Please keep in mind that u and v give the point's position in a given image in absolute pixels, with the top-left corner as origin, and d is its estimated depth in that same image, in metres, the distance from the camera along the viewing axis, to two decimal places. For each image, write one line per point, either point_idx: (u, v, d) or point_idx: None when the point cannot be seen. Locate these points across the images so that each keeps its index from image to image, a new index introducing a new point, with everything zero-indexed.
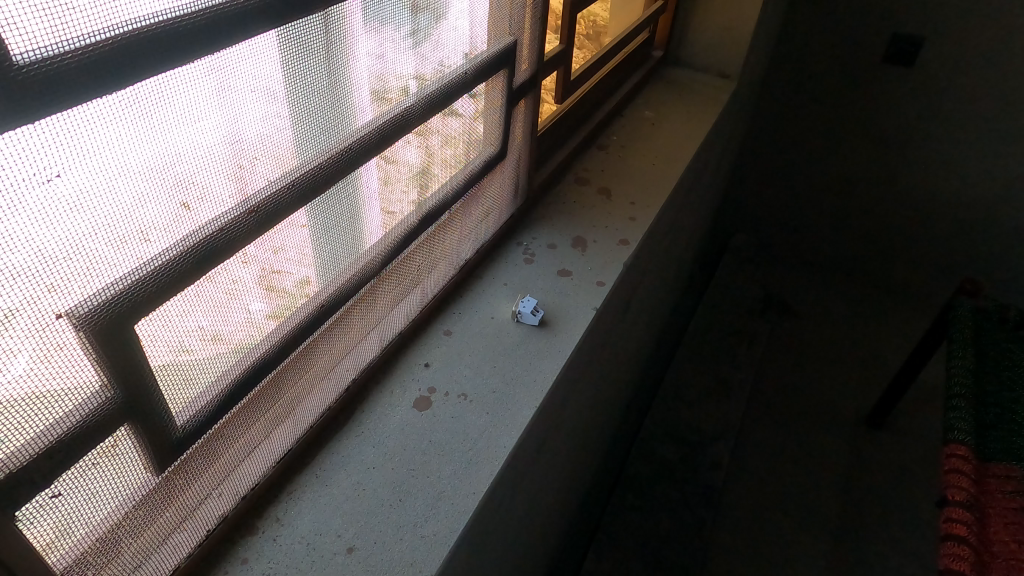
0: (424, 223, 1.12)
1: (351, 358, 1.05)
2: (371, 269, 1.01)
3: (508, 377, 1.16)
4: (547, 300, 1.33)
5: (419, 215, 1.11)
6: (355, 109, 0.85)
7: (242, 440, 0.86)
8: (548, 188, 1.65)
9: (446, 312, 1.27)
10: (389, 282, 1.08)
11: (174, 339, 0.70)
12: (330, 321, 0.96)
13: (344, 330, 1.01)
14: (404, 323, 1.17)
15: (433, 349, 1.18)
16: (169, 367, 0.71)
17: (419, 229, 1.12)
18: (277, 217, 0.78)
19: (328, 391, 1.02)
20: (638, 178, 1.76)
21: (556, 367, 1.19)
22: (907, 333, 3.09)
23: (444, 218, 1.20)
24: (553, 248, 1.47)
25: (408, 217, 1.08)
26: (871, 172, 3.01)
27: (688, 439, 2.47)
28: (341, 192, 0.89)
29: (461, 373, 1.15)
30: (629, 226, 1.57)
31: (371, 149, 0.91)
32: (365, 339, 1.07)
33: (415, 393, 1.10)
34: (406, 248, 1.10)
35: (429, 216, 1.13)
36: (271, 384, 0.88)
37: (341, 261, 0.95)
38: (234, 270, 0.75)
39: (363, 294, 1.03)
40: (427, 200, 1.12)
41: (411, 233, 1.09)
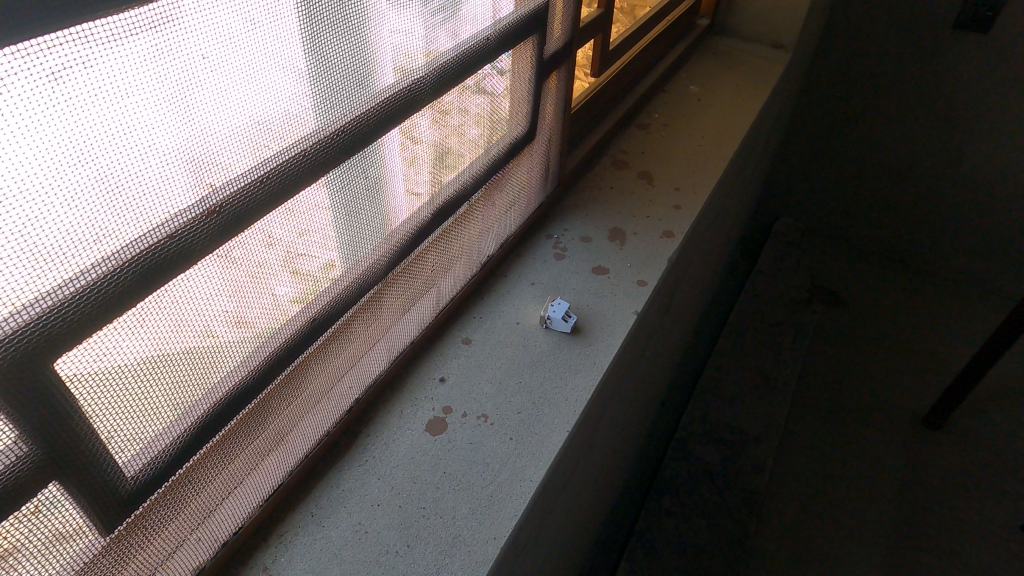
0: (438, 217, 0.97)
1: (353, 376, 0.91)
2: (374, 274, 0.87)
3: (536, 395, 1.00)
4: (580, 303, 1.17)
5: (433, 209, 0.95)
6: (354, 83, 0.69)
7: (217, 480, 0.73)
8: (583, 172, 1.48)
9: (464, 317, 1.11)
10: (395, 288, 0.93)
11: (202, 320, 0.64)
12: (324, 335, 0.82)
13: (345, 344, 0.87)
14: (416, 332, 1.02)
15: (450, 361, 1.04)
16: (199, 350, 0.64)
17: (432, 225, 0.96)
18: (246, 220, 0.63)
19: (328, 413, 0.88)
20: (684, 161, 1.57)
21: (592, 384, 1.03)
22: (967, 326, 2.86)
23: (457, 213, 1.03)
24: (588, 242, 1.30)
25: (419, 214, 0.93)
26: (934, 151, 2.74)
27: (729, 441, 2.29)
28: (361, 163, 0.76)
29: (481, 390, 1.00)
30: (674, 216, 1.40)
31: (374, 131, 0.75)
32: (371, 352, 0.93)
33: (427, 415, 0.96)
34: (417, 245, 0.94)
35: (444, 210, 0.98)
36: (251, 414, 0.75)
37: (366, 245, 0.83)
38: (188, 289, 0.61)
39: (368, 300, 0.89)
40: (443, 191, 0.96)
41: (420, 232, 0.94)
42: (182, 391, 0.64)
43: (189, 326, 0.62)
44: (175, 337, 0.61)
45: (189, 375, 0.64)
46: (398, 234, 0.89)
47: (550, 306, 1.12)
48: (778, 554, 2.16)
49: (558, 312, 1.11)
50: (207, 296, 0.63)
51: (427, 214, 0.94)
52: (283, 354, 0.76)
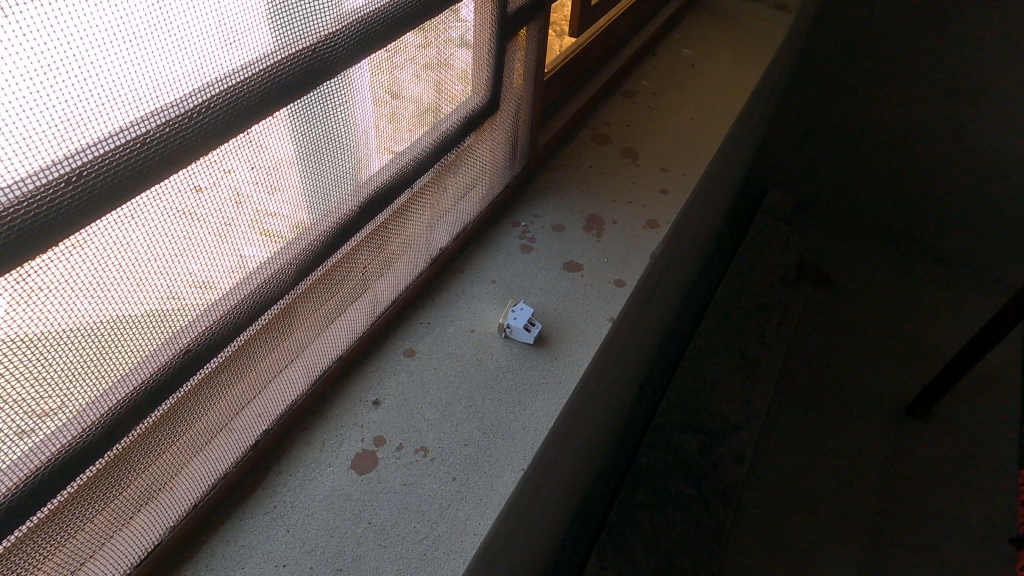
0: (364, 212, 0.78)
1: (259, 405, 0.74)
2: (278, 286, 0.69)
3: (488, 424, 0.84)
4: (544, 309, 1.00)
5: (360, 203, 0.77)
6: (206, 43, 0.50)
7: (73, 542, 0.58)
8: (557, 148, 1.29)
9: (406, 325, 0.94)
10: (308, 302, 0.76)
11: (167, 279, 0.56)
12: (208, 363, 0.65)
13: (247, 366, 0.70)
14: (344, 347, 0.85)
15: (387, 378, 0.87)
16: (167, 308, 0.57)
17: (359, 220, 0.78)
18: (50, 234, 0.45)
19: (226, 451, 0.72)
20: (673, 136, 1.39)
21: (555, 409, 0.87)
22: (957, 312, 2.74)
23: (390, 207, 0.84)
24: (560, 232, 1.13)
25: (341, 215, 0.75)
26: (937, 124, 2.56)
27: (708, 426, 2.14)
28: (330, 103, 0.65)
29: (422, 414, 0.84)
30: (660, 202, 1.22)
31: (258, 110, 0.56)
32: (285, 372, 0.77)
33: (355, 449, 0.79)
34: (337, 247, 0.76)
35: (374, 201, 0.79)
36: (113, 464, 0.59)
37: (336, 193, 0.72)
38: (68, 303, 0.48)
39: (277, 312, 0.72)
40: (373, 179, 0.78)
41: (341, 232, 0.76)
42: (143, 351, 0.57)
43: (151, 282, 0.55)
44: (138, 294, 0.54)
45: (151, 337, 0.57)
46: (311, 238, 0.71)
47: (510, 312, 0.95)
48: (755, 548, 2.03)
49: (518, 323, 0.94)
50: (175, 253, 0.56)
51: (354, 207, 0.76)
52: (135, 402, 0.58)
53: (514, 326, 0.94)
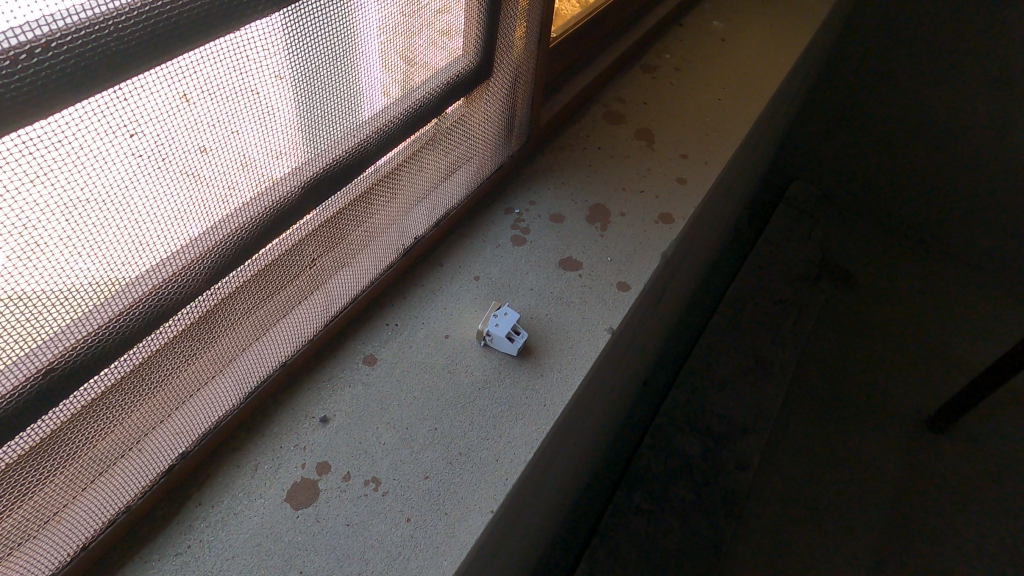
0: (307, 196, 0.64)
1: (176, 422, 0.62)
2: (190, 284, 0.56)
3: (454, 452, 0.71)
4: (532, 314, 0.86)
5: (301, 187, 0.63)
6: None
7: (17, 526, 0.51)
8: (562, 125, 1.14)
9: (368, 328, 0.81)
10: (236, 303, 0.63)
11: (171, 210, 0.51)
12: (152, 336, 0.56)
13: (160, 375, 0.58)
14: (287, 353, 0.72)
15: (339, 392, 0.74)
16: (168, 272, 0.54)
17: (301, 206, 0.64)
18: None
19: (137, 474, 0.60)
20: (694, 119, 1.23)
21: (536, 437, 0.74)
22: (989, 322, 2.55)
23: (344, 190, 0.69)
24: (558, 224, 0.98)
25: (273, 202, 0.61)
26: (979, 114, 2.34)
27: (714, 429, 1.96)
28: (329, 16, 0.55)
29: (377, 438, 0.71)
30: (675, 192, 1.07)
31: (132, 58, 0.41)
32: (211, 383, 0.64)
33: (292, 478, 0.67)
34: (269, 237, 0.62)
35: (320, 183, 0.65)
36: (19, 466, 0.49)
37: (331, 125, 0.62)
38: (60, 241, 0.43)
39: (195, 313, 0.59)
40: (319, 157, 0.63)
41: (273, 220, 0.61)
42: (138, 319, 0.53)
43: (151, 216, 0.50)
44: (137, 229, 0.49)
45: (151, 290, 0.53)
46: (232, 227, 0.58)
47: (491, 316, 0.81)
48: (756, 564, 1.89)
49: (500, 332, 0.80)
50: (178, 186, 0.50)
51: (294, 192, 0.62)
52: None
53: (495, 334, 0.80)
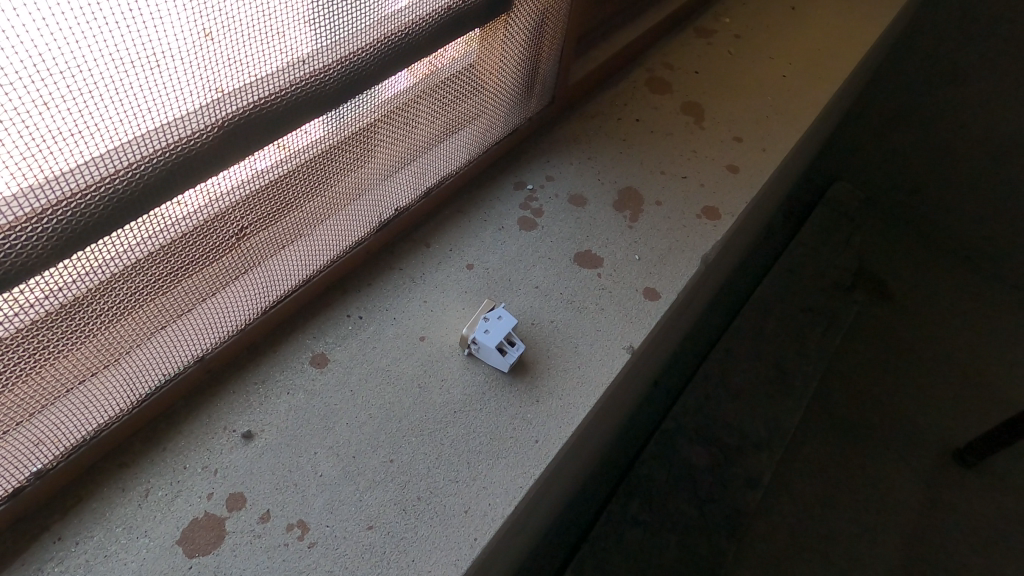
0: (223, 144, 0.45)
1: (88, 393, 0.48)
2: (159, 189, 0.43)
3: (411, 496, 0.55)
4: (533, 319, 0.68)
5: (216, 131, 0.44)
6: None
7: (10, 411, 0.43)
8: (594, 90, 0.95)
9: (320, 319, 0.64)
10: (128, 281, 0.46)
11: (215, 45, 0.41)
12: (59, 284, 0.42)
13: (58, 343, 0.44)
14: (205, 346, 0.56)
15: (271, 400, 0.57)
16: (171, 183, 0.43)
17: (220, 156, 0.46)
18: None
19: (17, 459, 0.45)
20: (755, 96, 1.02)
21: (520, 484, 0.57)
22: None
23: (286, 138, 0.51)
24: (578, 208, 0.80)
25: (169, 148, 0.42)
26: None
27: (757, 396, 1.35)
28: None
29: (311, 466, 0.55)
30: (723, 182, 0.88)
31: None
32: (114, 367, 0.49)
33: (191, 513, 0.50)
34: (164, 196, 0.44)
35: (247, 126, 0.46)
36: None
37: (350, 14, 0.48)
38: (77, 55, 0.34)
39: (87, 279, 0.43)
40: (246, 92, 0.45)
41: (169, 171, 0.43)
42: (114, 211, 0.41)
43: (190, 50, 0.40)
44: (169, 65, 0.39)
45: (188, 147, 0.43)
46: (108, 173, 0.40)
47: (479, 319, 0.64)
48: None
49: (489, 342, 0.62)
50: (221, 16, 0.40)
51: (210, 135, 0.44)
52: None
53: (483, 344, 0.62)
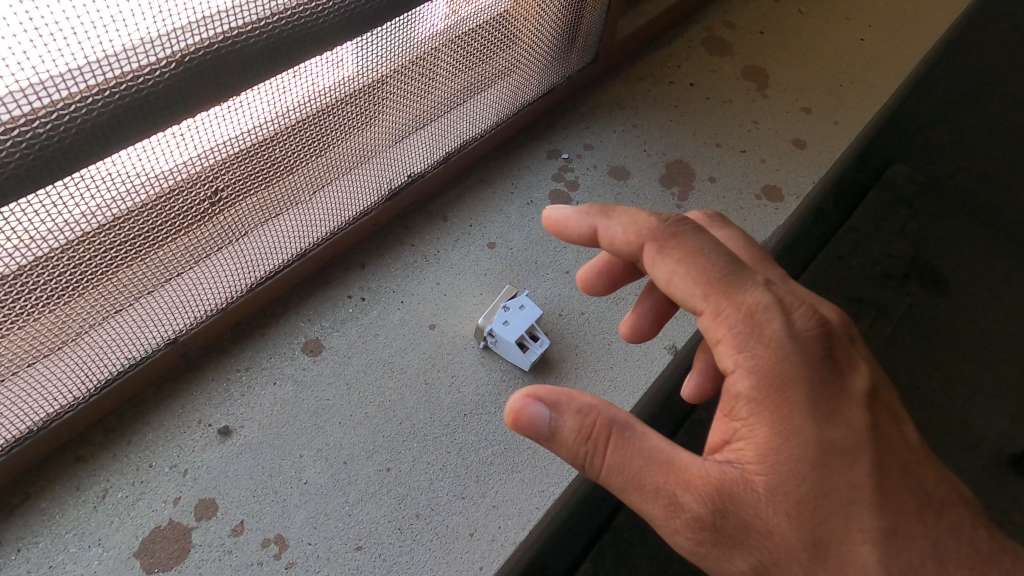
0: (183, 85, 0.35)
1: (32, 383, 0.40)
2: (98, 139, 0.33)
3: (408, 513, 0.47)
4: (561, 309, 0.59)
5: (173, 67, 0.34)
6: None
7: None
8: (643, 48, 0.84)
9: (315, 299, 0.56)
10: (70, 252, 0.38)
11: None
12: None
13: None
14: (177, 328, 0.48)
15: (255, 391, 0.50)
16: (115, 132, 0.33)
17: (184, 103, 0.35)
18: None
19: None
20: (831, 58, 0.89)
21: (536, 505, 0.49)
22: None
23: (269, 83, 0.42)
24: (618, 182, 0.70)
25: (107, 86, 0.32)
26: None
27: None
28: None
29: (294, 470, 0.47)
30: (788, 158, 0.77)
31: None
32: (64, 352, 0.41)
33: (154, 521, 0.44)
34: (105, 149, 0.33)
35: (217, 63, 0.35)
36: None
37: None
38: None
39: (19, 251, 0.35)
40: (215, 19, 0.35)
41: (111, 118, 0.33)
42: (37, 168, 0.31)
43: None
44: None
45: (137, 85, 0.33)
46: (21, 113, 0.30)
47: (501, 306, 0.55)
48: None
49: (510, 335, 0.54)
50: None
51: (168, 73, 0.34)
52: None
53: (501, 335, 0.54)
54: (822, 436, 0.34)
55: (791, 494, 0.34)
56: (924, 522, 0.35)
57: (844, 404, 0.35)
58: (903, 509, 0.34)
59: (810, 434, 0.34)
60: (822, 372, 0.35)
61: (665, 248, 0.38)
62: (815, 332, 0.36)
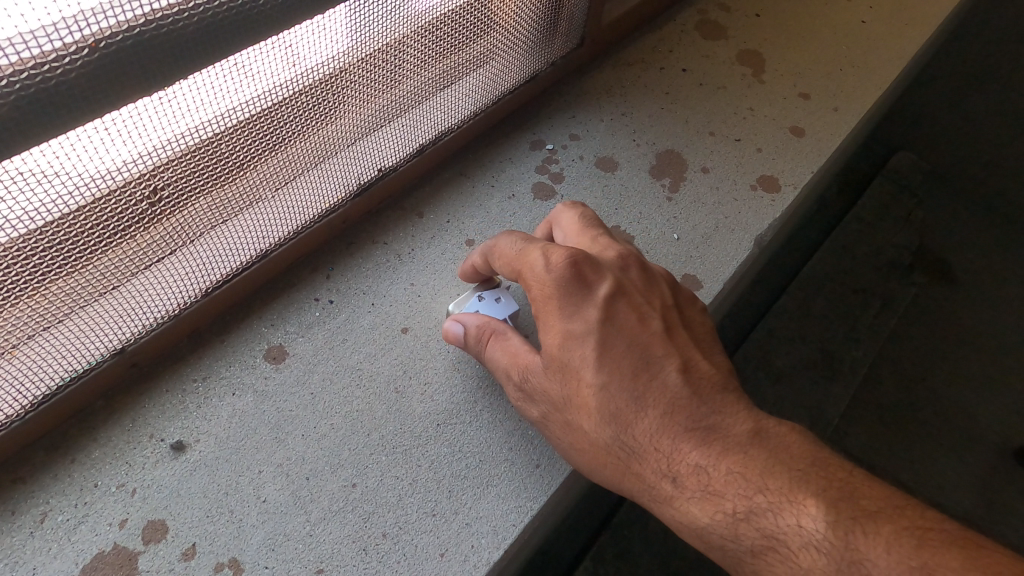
0: (99, 75, 0.31)
1: None
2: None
3: (374, 532, 0.44)
4: None
5: (85, 53, 0.30)
6: None
7: None
8: (633, 33, 0.80)
9: (280, 302, 0.53)
10: None
11: None
12: None
13: None
14: (124, 337, 0.45)
15: (211, 402, 0.47)
16: (18, 125, 0.30)
17: (102, 92, 0.32)
18: None
19: None
20: (832, 41, 0.85)
21: (512, 522, 0.45)
22: None
23: (209, 73, 0.38)
24: (605, 174, 0.67)
25: (4, 74, 0.29)
26: None
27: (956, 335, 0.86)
28: None
29: (251, 487, 0.44)
30: (786, 146, 0.73)
31: None
32: None
33: (98, 545, 0.41)
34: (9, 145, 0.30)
35: (138, 49, 0.32)
36: None
37: None
38: None
39: None
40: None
41: (13, 110, 0.29)
42: None
43: None
44: None
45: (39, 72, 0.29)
46: None
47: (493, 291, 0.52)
48: None
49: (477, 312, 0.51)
50: None
51: (79, 59, 0.30)
52: None
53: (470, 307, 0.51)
54: (564, 328, 0.43)
55: (549, 377, 0.43)
56: (647, 385, 0.41)
57: (582, 303, 0.43)
58: (620, 374, 0.41)
59: (553, 328, 0.43)
60: (569, 282, 0.43)
61: (493, 233, 0.49)
62: (566, 258, 0.44)
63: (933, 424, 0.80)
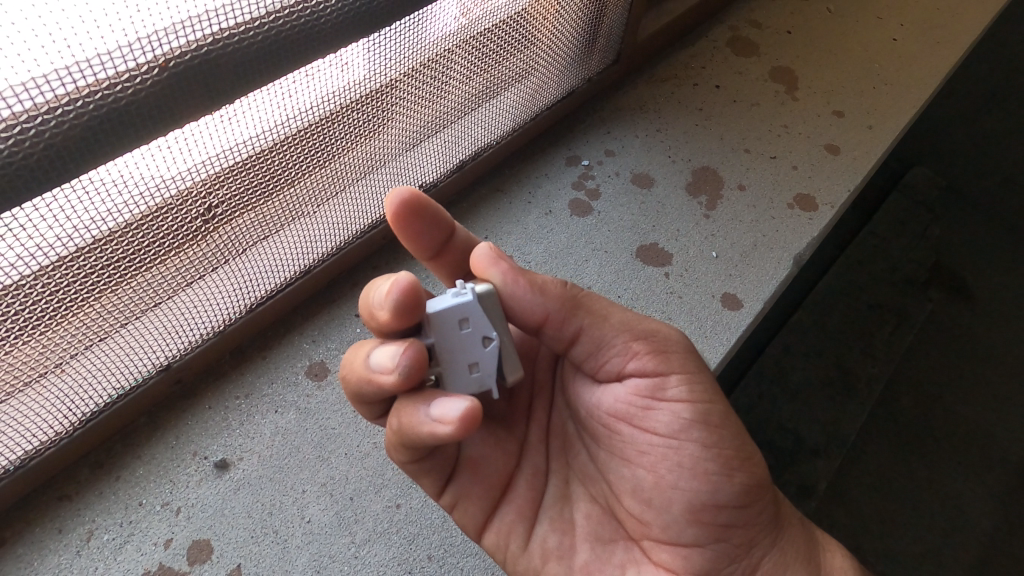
0: (166, 95, 0.31)
1: (5, 418, 0.37)
2: (78, 155, 0.29)
3: (420, 555, 0.43)
4: None
5: (155, 73, 0.30)
6: None
7: None
8: (666, 49, 0.80)
9: (319, 319, 0.52)
10: (44, 278, 0.34)
11: None
12: None
13: None
14: (169, 354, 0.44)
15: (253, 420, 0.47)
16: (94, 146, 0.30)
17: (168, 112, 0.32)
18: None
19: None
20: (865, 58, 0.84)
21: None
22: None
23: (264, 92, 0.38)
24: (641, 190, 0.66)
25: (79, 96, 0.29)
26: None
27: (989, 354, 0.85)
28: None
29: (297, 504, 0.44)
30: (821, 163, 0.72)
31: None
32: (42, 384, 0.38)
33: (143, 565, 0.40)
34: (85, 165, 0.30)
35: (206, 69, 0.32)
36: None
37: None
38: None
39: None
40: (199, 20, 0.31)
41: (85, 131, 0.29)
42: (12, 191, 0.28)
43: None
44: None
45: (114, 95, 0.29)
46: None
47: (434, 348, 0.33)
48: None
49: (462, 389, 0.34)
50: None
51: (151, 81, 0.30)
52: None
53: (476, 383, 0.33)
54: None
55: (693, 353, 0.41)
56: None
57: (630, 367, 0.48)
58: None
59: None
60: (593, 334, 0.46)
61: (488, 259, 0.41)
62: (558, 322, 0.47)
63: (969, 446, 0.78)
